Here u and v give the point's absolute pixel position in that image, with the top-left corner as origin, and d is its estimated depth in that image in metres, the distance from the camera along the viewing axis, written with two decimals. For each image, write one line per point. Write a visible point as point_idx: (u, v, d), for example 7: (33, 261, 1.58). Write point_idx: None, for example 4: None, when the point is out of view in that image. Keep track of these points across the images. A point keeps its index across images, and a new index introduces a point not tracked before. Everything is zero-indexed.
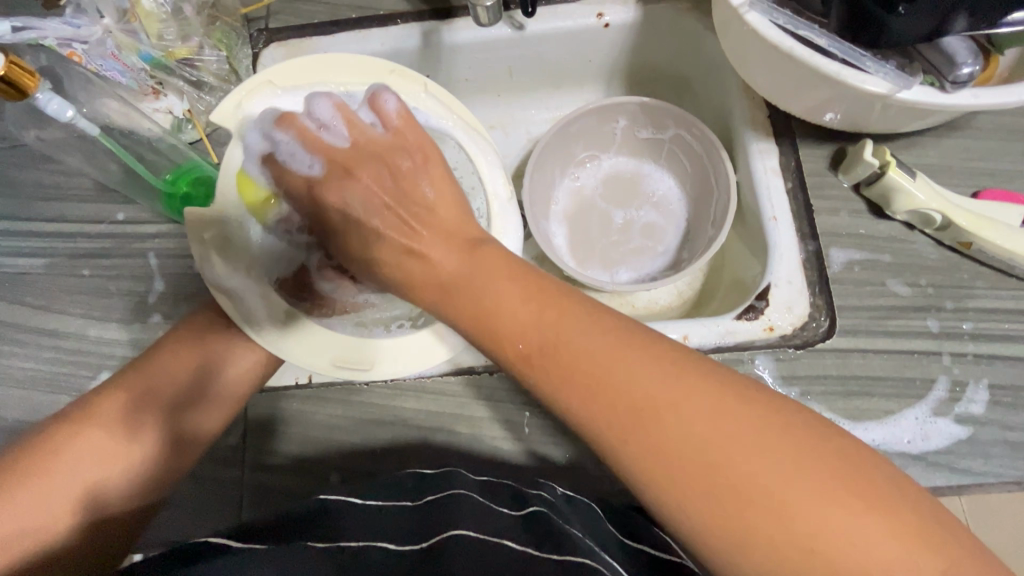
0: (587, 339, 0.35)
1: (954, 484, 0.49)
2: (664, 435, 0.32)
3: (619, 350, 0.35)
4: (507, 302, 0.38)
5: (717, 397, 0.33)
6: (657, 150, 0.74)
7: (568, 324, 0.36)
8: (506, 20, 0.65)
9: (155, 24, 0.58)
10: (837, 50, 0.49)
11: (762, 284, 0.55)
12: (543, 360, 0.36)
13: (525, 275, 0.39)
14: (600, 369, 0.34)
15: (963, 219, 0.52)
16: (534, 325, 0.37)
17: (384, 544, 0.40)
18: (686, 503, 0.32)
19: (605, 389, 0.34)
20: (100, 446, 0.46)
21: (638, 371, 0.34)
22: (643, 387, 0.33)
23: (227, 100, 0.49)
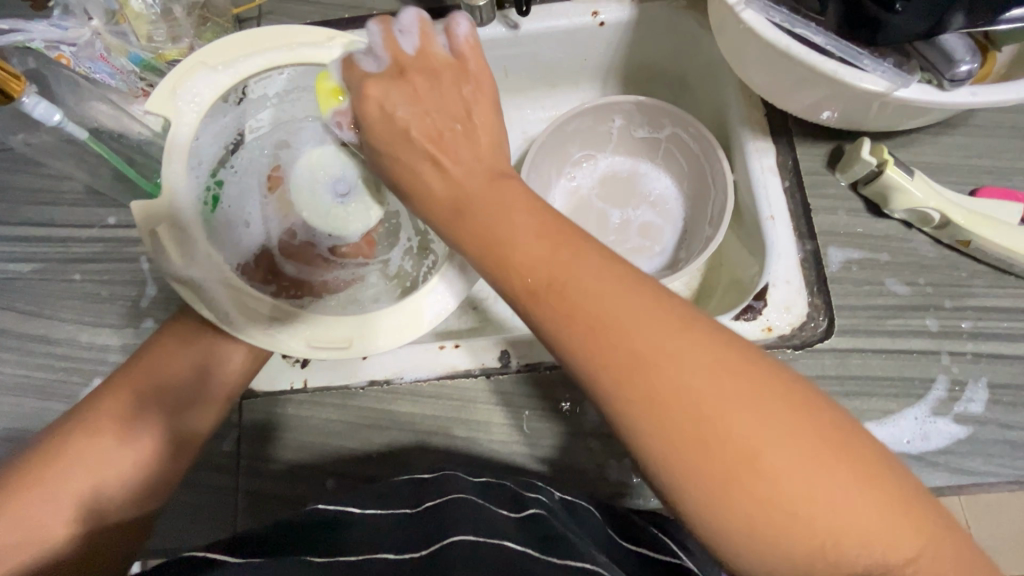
0: (595, 283, 0.35)
1: (954, 483, 0.49)
2: (663, 385, 0.32)
3: (628, 296, 0.34)
4: (513, 238, 0.37)
5: (720, 356, 0.32)
6: (654, 149, 0.74)
7: (575, 266, 0.35)
8: (500, 19, 0.64)
9: (145, 26, 0.58)
10: (834, 49, 0.48)
11: (760, 284, 0.54)
12: (545, 294, 0.35)
13: (543, 218, 0.38)
14: (604, 313, 0.34)
15: (960, 217, 0.52)
16: (542, 263, 0.36)
17: (383, 555, 0.39)
18: (674, 455, 0.31)
19: (607, 332, 0.33)
20: (101, 445, 0.46)
21: (643, 318, 0.33)
22: (647, 334, 0.33)
23: (159, 87, 0.45)
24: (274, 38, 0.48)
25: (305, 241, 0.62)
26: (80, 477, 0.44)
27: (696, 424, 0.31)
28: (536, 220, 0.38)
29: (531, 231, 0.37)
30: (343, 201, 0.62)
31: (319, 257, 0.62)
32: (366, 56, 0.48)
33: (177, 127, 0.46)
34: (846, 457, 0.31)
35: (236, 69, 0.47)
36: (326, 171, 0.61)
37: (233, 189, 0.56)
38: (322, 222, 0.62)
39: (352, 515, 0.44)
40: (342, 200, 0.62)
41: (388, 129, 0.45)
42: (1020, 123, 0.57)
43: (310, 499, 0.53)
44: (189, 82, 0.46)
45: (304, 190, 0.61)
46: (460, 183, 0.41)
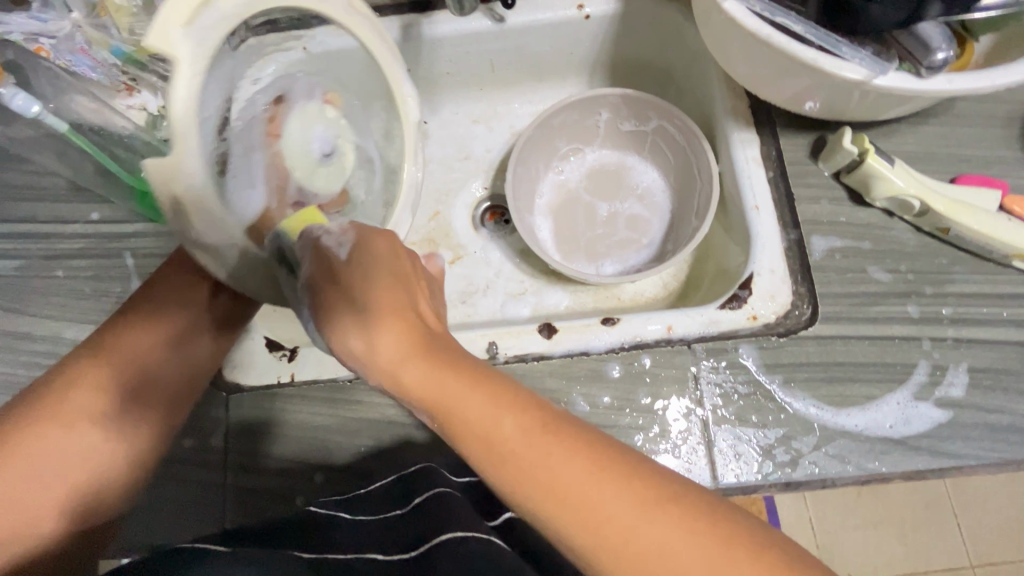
0: (545, 461, 0.34)
1: (937, 467, 0.49)
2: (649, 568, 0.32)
3: (600, 476, 0.34)
4: (464, 416, 0.36)
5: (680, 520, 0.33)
6: (640, 142, 0.74)
7: (522, 443, 0.35)
8: (485, 12, 0.64)
9: (126, 18, 0.58)
10: (814, 37, 0.48)
11: (745, 274, 0.55)
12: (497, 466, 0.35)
13: (507, 390, 0.37)
14: (565, 493, 0.34)
15: (940, 205, 0.52)
16: (510, 441, 0.35)
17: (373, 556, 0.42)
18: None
19: (563, 513, 0.34)
20: (70, 443, 0.45)
21: (619, 502, 0.33)
22: (625, 519, 0.33)
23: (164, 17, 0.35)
24: None
25: (295, 203, 0.48)
26: (71, 476, 0.45)
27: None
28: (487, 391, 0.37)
29: (479, 405, 0.36)
30: (326, 159, 0.51)
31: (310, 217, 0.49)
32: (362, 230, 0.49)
33: (185, 74, 0.36)
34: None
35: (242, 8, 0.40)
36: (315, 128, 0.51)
37: (238, 148, 0.44)
38: (308, 180, 0.50)
39: (344, 516, 0.45)
40: (325, 158, 0.51)
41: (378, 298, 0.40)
42: (997, 112, 0.58)
43: (299, 495, 0.53)
44: (199, 13, 0.36)
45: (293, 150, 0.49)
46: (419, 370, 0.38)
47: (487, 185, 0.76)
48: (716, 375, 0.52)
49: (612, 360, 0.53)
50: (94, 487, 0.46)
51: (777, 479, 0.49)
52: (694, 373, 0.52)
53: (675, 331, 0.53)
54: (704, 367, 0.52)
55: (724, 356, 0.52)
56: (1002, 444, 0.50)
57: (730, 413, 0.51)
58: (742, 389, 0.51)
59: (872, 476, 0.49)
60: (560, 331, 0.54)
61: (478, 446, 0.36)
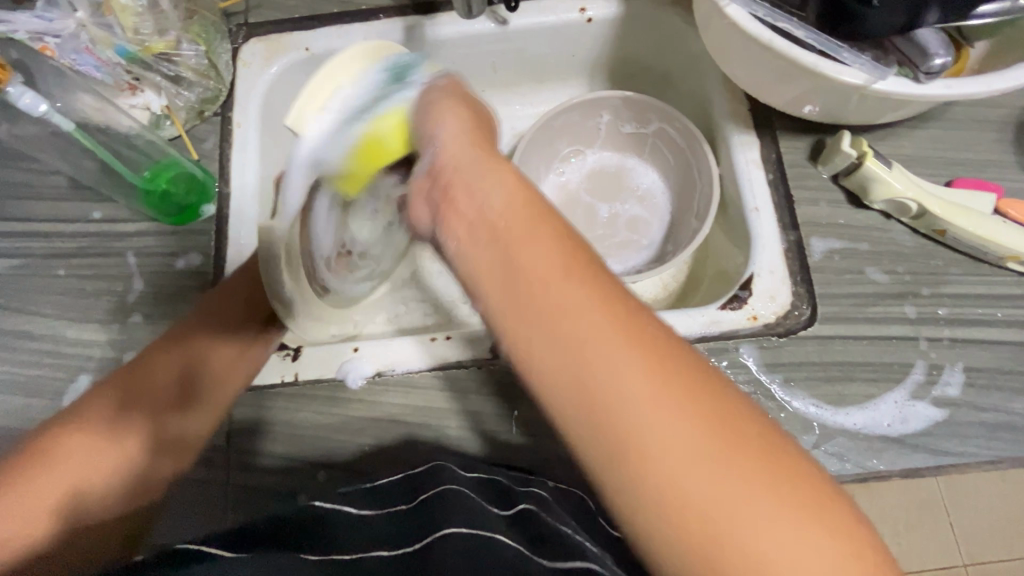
0: (598, 324, 0.29)
1: (933, 464, 0.50)
2: (666, 459, 0.27)
3: (649, 357, 0.29)
4: (518, 253, 0.31)
5: (745, 456, 0.27)
6: (641, 144, 0.75)
7: (577, 300, 0.30)
8: (489, 15, 0.65)
9: (130, 18, 0.57)
10: (814, 41, 0.49)
11: (745, 275, 0.56)
12: (535, 314, 0.30)
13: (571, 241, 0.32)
14: (602, 350, 0.28)
15: (937, 207, 0.53)
16: (552, 274, 0.30)
17: (378, 552, 0.41)
18: (667, 537, 0.27)
19: (593, 381, 0.28)
20: (82, 443, 0.45)
21: (660, 387, 0.28)
22: (663, 406, 0.27)
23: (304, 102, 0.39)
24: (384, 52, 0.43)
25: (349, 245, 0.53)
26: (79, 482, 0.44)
27: (707, 517, 0.26)
28: (550, 243, 0.31)
29: (540, 246, 0.31)
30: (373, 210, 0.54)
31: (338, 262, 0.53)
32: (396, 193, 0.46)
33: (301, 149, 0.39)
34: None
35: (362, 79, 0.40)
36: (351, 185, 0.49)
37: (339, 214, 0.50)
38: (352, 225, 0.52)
39: (348, 512, 0.45)
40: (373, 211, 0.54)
41: (457, 128, 0.38)
42: (991, 117, 0.59)
43: (302, 493, 0.53)
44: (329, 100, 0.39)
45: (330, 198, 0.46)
46: (476, 196, 0.34)
47: None
48: None
49: None
50: (93, 492, 0.45)
51: None
52: None
53: (676, 331, 0.54)
54: None
55: (724, 355, 0.53)
56: (997, 441, 0.51)
57: None
58: (743, 387, 0.52)
59: (871, 473, 0.50)
60: None
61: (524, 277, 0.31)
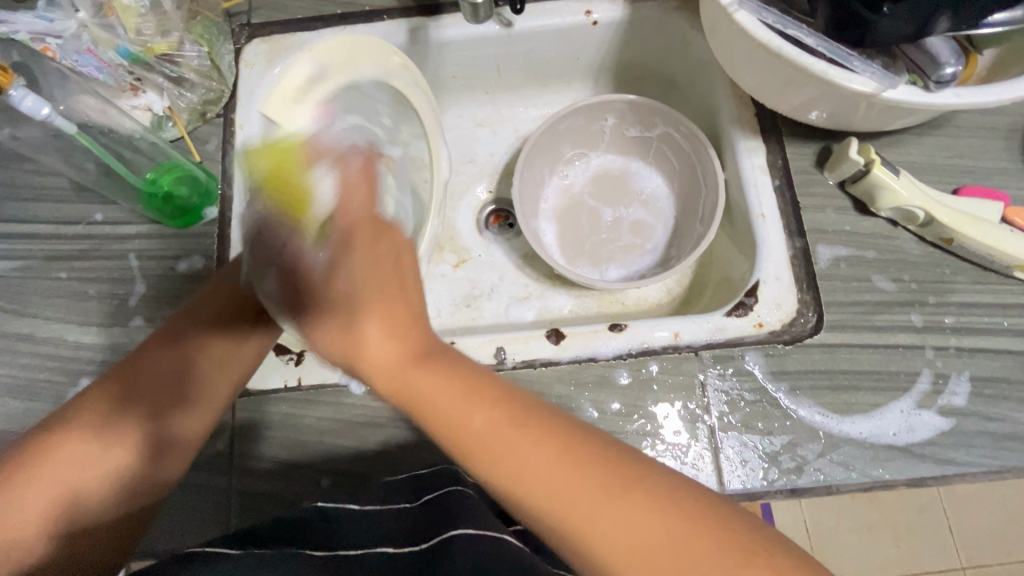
0: (536, 458, 0.34)
1: (939, 474, 0.50)
2: (603, 549, 0.32)
3: (556, 465, 0.34)
4: (437, 406, 0.36)
5: (674, 527, 0.32)
6: (646, 148, 0.75)
7: (486, 437, 0.35)
8: (494, 17, 0.65)
9: (132, 19, 0.56)
10: (825, 50, 0.49)
11: (751, 281, 0.56)
12: (487, 464, 0.35)
13: (471, 379, 0.37)
14: (519, 474, 0.34)
15: (945, 215, 0.53)
16: (462, 424, 0.35)
17: (383, 549, 0.42)
18: None
19: (528, 505, 0.34)
20: (74, 447, 0.43)
21: (571, 485, 0.33)
22: (583, 503, 0.33)
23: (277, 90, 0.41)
24: (359, 50, 0.49)
25: None
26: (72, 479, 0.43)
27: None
28: (479, 389, 0.36)
29: (472, 396, 0.36)
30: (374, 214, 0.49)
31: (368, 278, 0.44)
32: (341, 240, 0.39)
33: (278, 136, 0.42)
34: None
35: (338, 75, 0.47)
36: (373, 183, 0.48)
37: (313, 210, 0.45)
38: None
39: (352, 510, 0.45)
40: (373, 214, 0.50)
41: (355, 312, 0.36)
42: (999, 124, 0.59)
43: (306, 499, 0.52)
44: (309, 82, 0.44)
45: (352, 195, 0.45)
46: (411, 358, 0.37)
47: (492, 189, 0.76)
48: (723, 382, 0.52)
49: (621, 366, 0.53)
50: (95, 499, 0.44)
51: (783, 485, 0.50)
52: (701, 380, 0.52)
53: (682, 338, 0.54)
54: (710, 374, 0.52)
55: (730, 363, 0.53)
56: (1003, 451, 0.50)
57: (736, 420, 0.51)
58: (748, 395, 0.52)
59: (876, 483, 0.50)
60: (568, 337, 0.54)
61: (447, 434, 0.36)
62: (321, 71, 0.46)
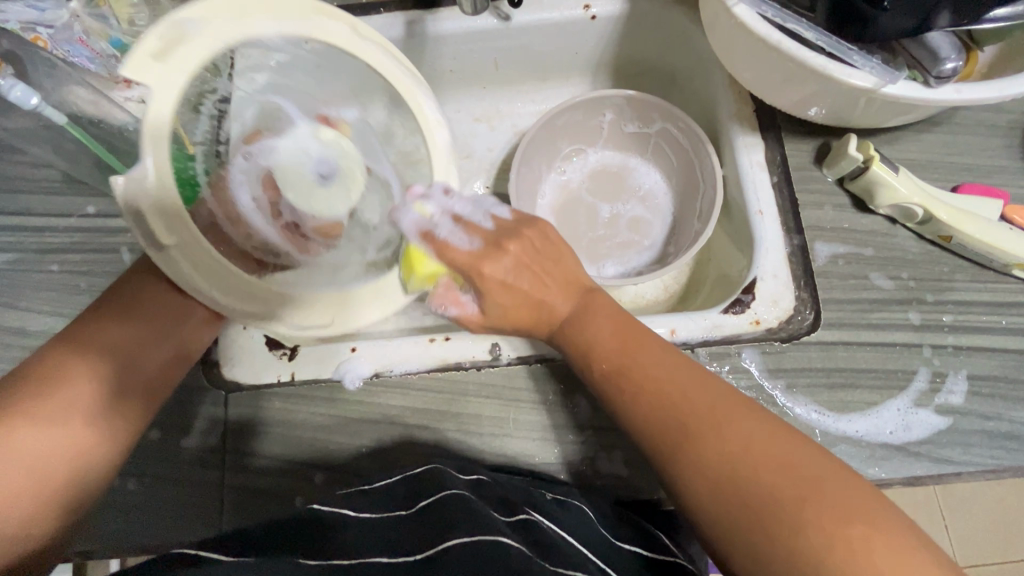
0: (656, 372, 0.44)
1: (935, 473, 0.50)
2: (700, 446, 0.39)
3: (680, 378, 0.43)
4: (589, 333, 0.47)
5: (769, 442, 0.38)
6: (644, 144, 0.74)
7: (629, 355, 0.45)
8: (492, 10, 0.64)
9: (126, 9, 0.61)
10: (823, 44, 0.49)
11: (748, 278, 0.55)
12: (615, 383, 0.45)
13: (620, 320, 0.48)
14: (646, 379, 0.43)
15: (944, 214, 0.53)
16: (609, 348, 0.46)
17: (379, 556, 0.38)
18: (712, 498, 0.38)
19: (649, 403, 0.43)
20: (74, 436, 0.42)
21: (688, 393, 0.42)
22: (694, 407, 0.41)
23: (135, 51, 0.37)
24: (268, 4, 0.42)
25: (288, 224, 0.50)
26: (42, 470, 0.40)
27: (748, 492, 0.37)
28: (626, 330, 0.47)
29: (604, 331, 0.47)
30: (325, 182, 0.51)
31: (296, 237, 0.51)
32: (462, 237, 0.48)
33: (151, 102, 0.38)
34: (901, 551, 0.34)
35: (227, 33, 0.40)
36: (307, 148, 0.51)
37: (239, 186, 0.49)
38: (304, 202, 0.50)
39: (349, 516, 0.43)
40: (325, 181, 0.51)
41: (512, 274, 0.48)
42: (1001, 122, 0.58)
43: (299, 495, 0.52)
44: (175, 45, 0.39)
45: (281, 161, 0.51)
46: (559, 318, 0.49)
47: (489, 185, 0.76)
48: None
49: None
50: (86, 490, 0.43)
51: None
52: None
53: (678, 335, 0.53)
54: (707, 371, 0.52)
55: (726, 360, 0.53)
56: (999, 450, 0.50)
57: None
58: (745, 393, 0.52)
59: (872, 481, 0.50)
60: None
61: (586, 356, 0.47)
62: (193, 22, 0.40)
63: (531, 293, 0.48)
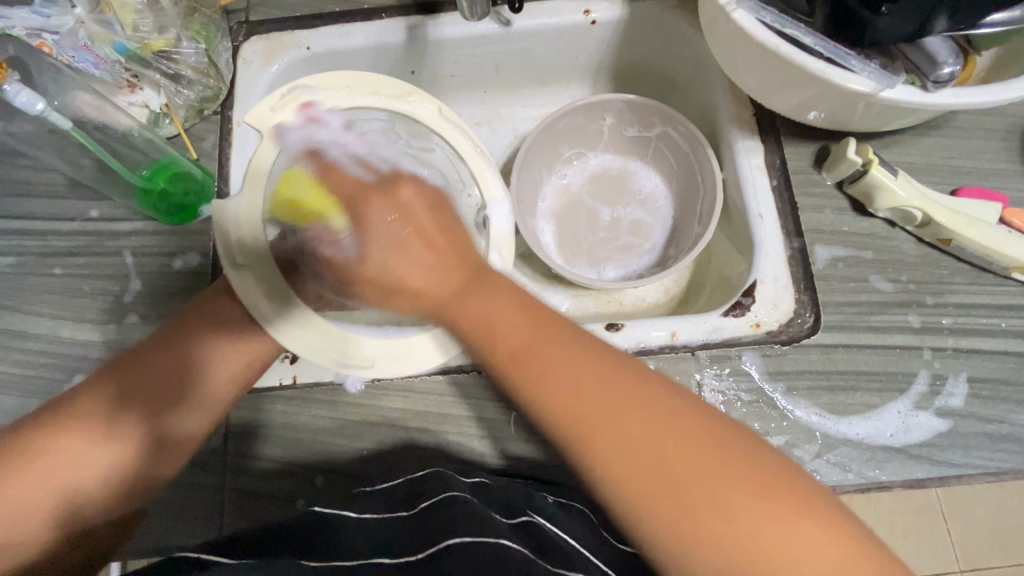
0: (563, 358, 0.38)
1: (936, 475, 0.50)
2: (613, 439, 0.35)
3: (588, 362, 0.38)
4: (490, 312, 0.39)
5: (681, 427, 0.36)
6: (644, 148, 0.75)
7: (532, 338, 0.38)
8: (492, 15, 0.64)
9: (130, 15, 0.55)
10: (822, 49, 0.49)
11: (748, 281, 0.55)
12: (520, 374, 0.38)
13: (518, 292, 0.41)
14: (552, 365, 0.37)
15: (942, 216, 0.53)
16: (512, 328, 0.39)
17: (380, 559, 0.39)
18: (631, 496, 0.35)
19: (557, 391, 0.37)
20: (70, 449, 0.42)
21: (599, 381, 0.37)
22: (606, 397, 0.36)
23: (260, 104, 0.46)
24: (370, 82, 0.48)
25: None
26: (46, 478, 0.42)
27: (667, 482, 0.34)
28: (523, 303, 0.40)
29: (503, 306, 0.39)
30: None
31: None
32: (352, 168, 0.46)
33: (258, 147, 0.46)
34: (814, 518, 0.34)
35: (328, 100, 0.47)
36: None
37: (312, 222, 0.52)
38: None
39: (351, 518, 0.43)
40: None
41: (402, 225, 0.42)
42: (999, 125, 0.59)
43: (300, 498, 0.52)
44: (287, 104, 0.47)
45: None
46: (446, 289, 0.40)
47: None
48: (719, 382, 0.52)
49: None
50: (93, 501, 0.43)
51: None
52: (698, 379, 0.52)
53: (679, 338, 0.53)
54: (707, 374, 0.52)
55: (727, 363, 0.53)
56: (999, 452, 0.50)
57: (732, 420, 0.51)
58: (745, 396, 0.52)
59: (872, 484, 0.50)
60: None
61: (481, 336, 0.39)
62: (311, 89, 0.47)
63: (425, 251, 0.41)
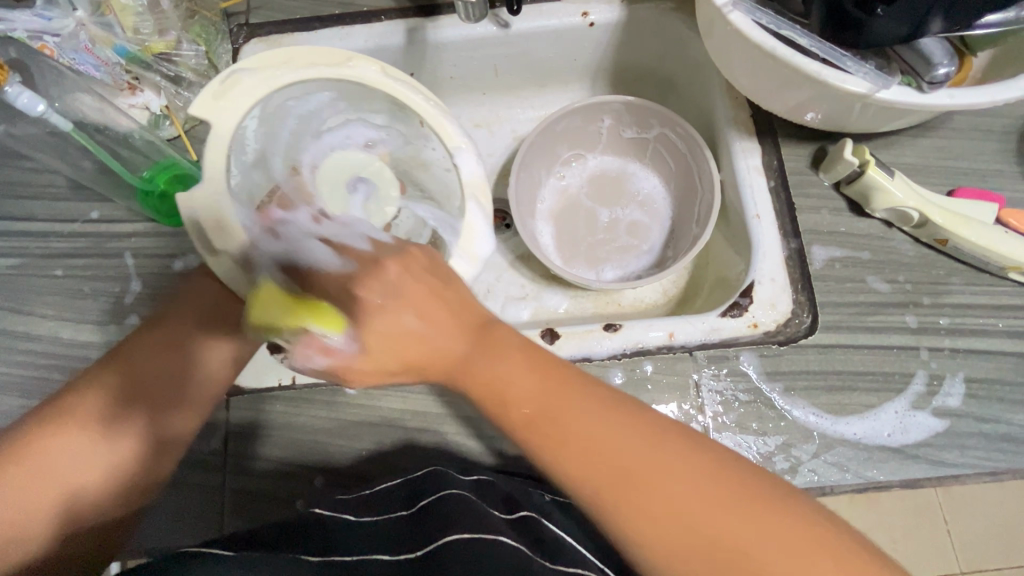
0: (583, 424, 0.39)
1: (933, 475, 0.50)
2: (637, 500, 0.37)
3: (607, 425, 0.39)
4: (506, 379, 0.40)
5: (701, 479, 0.37)
6: (643, 149, 0.75)
7: (549, 403, 0.40)
8: (491, 17, 0.65)
9: (130, 17, 0.56)
10: (818, 50, 0.49)
11: (746, 282, 0.55)
12: (540, 442, 0.39)
13: (531, 349, 0.42)
14: (571, 429, 0.39)
15: (938, 216, 0.53)
16: (528, 393, 0.40)
17: (380, 556, 0.40)
18: (661, 552, 0.37)
19: (577, 457, 0.38)
20: (69, 444, 0.43)
21: (618, 443, 0.38)
22: (626, 457, 0.38)
23: (205, 92, 0.45)
24: (310, 57, 0.48)
25: None
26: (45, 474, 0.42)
27: (695, 539, 0.36)
28: (536, 365, 0.41)
29: (517, 369, 0.40)
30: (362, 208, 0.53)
31: None
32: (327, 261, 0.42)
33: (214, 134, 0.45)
34: (833, 550, 0.36)
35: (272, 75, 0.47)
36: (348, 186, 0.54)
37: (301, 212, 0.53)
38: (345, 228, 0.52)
39: (350, 517, 0.43)
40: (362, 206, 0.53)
41: (399, 301, 0.40)
42: (996, 126, 0.59)
43: (300, 498, 0.52)
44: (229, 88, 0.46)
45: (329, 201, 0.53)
46: (457, 353, 0.40)
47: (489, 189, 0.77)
48: (717, 382, 0.52)
49: (615, 366, 0.53)
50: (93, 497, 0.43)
51: None
52: (696, 380, 0.52)
53: (676, 338, 0.53)
54: (705, 374, 0.52)
55: (725, 363, 0.53)
56: (997, 452, 0.51)
57: (730, 420, 0.51)
58: (743, 396, 0.52)
59: (870, 483, 0.50)
60: (563, 337, 0.54)
61: (497, 403, 0.40)
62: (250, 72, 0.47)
63: (432, 322, 0.40)
